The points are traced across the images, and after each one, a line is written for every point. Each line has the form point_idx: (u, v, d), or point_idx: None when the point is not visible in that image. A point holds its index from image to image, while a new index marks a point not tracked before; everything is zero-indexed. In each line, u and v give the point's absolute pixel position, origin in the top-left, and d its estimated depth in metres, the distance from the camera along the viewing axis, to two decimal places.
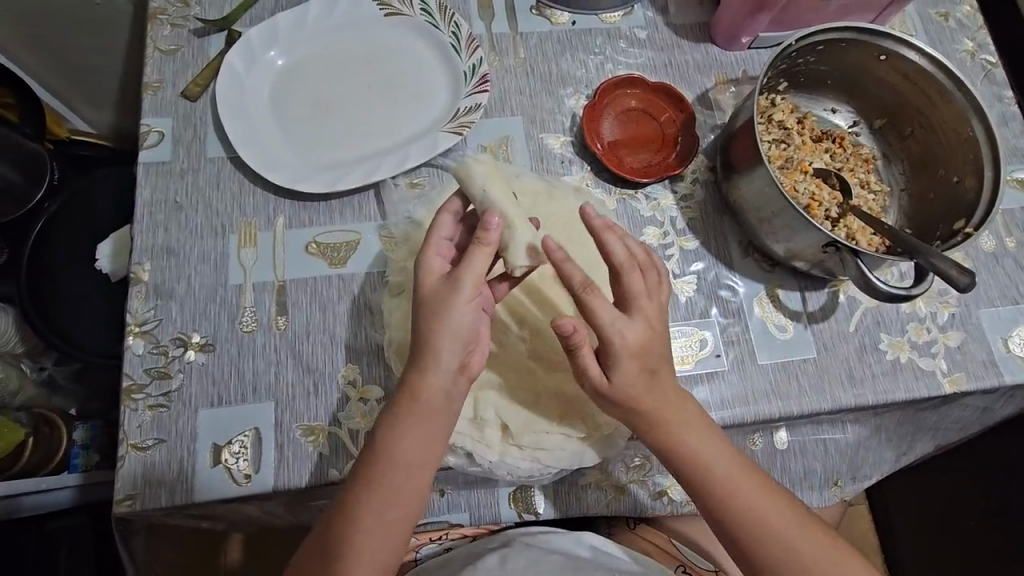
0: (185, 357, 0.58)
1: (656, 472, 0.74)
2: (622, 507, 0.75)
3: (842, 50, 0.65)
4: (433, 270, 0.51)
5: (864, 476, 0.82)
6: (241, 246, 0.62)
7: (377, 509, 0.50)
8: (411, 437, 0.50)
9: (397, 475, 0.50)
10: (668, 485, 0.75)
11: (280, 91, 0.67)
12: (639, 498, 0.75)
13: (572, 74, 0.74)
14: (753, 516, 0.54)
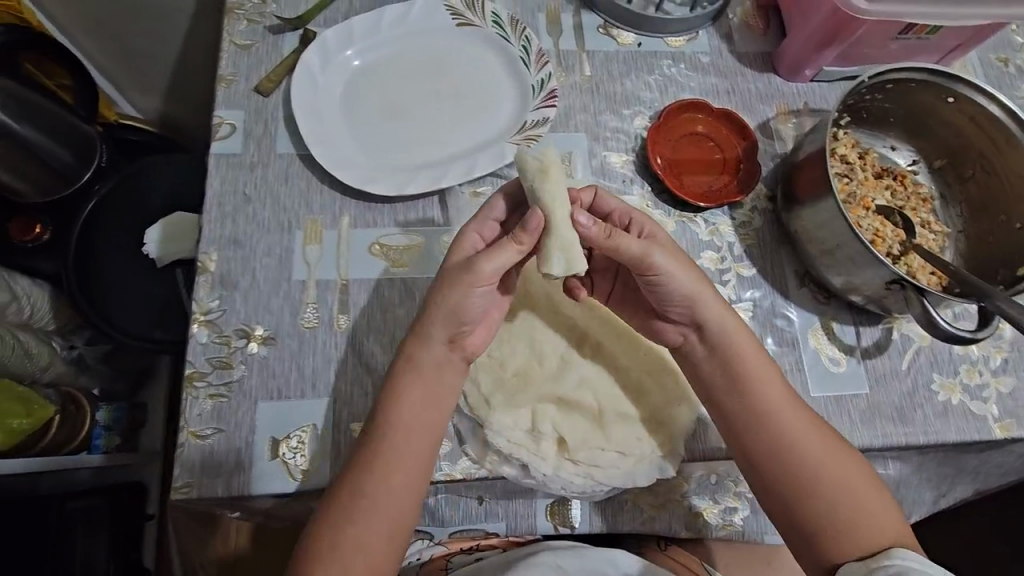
0: (247, 348, 0.58)
1: (692, 494, 0.74)
2: (657, 526, 0.75)
3: (911, 90, 0.66)
4: (464, 251, 0.55)
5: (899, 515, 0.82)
6: (306, 242, 0.63)
7: (389, 471, 0.51)
8: (412, 401, 0.52)
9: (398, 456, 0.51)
10: (705, 507, 0.75)
11: (352, 93, 0.68)
12: (674, 519, 0.75)
13: (636, 94, 0.75)
14: (799, 445, 0.54)
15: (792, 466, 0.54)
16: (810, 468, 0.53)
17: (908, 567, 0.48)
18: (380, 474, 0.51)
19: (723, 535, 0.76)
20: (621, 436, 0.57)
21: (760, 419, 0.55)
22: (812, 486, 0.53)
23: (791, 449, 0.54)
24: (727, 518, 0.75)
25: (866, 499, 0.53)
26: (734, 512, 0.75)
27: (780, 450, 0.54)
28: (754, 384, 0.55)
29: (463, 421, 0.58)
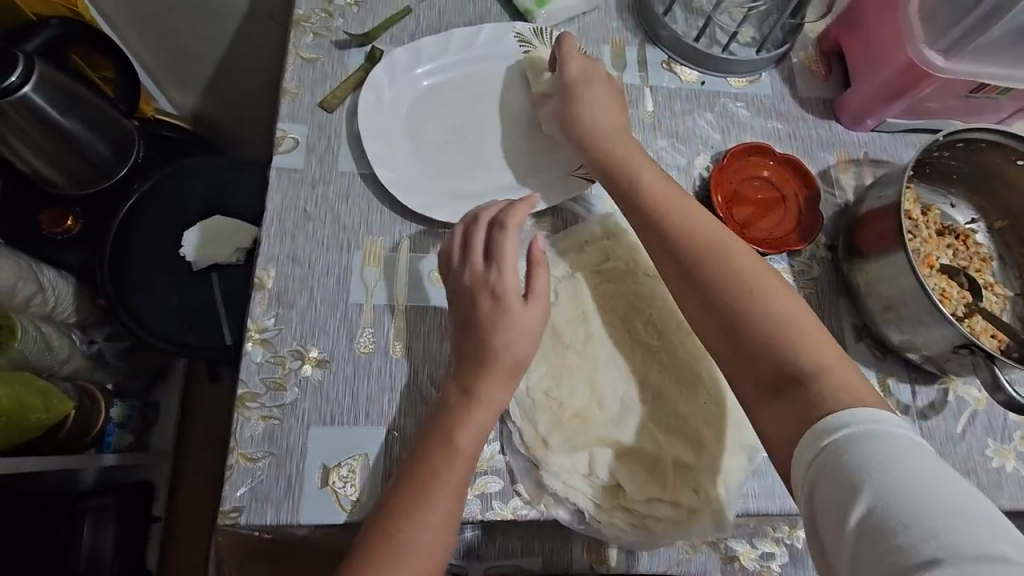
0: (301, 370, 0.57)
1: (730, 538, 0.74)
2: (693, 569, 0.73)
3: (981, 150, 0.66)
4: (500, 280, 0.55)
5: None
6: (365, 264, 0.62)
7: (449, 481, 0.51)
8: (473, 424, 0.53)
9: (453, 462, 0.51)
10: (740, 552, 0.74)
11: (418, 115, 0.67)
12: (710, 560, 0.74)
13: (697, 133, 0.74)
14: (749, 293, 0.51)
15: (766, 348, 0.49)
16: (797, 336, 0.49)
17: (853, 437, 0.43)
18: (437, 478, 0.51)
19: None
20: (679, 486, 0.56)
21: (735, 319, 0.51)
22: (797, 392, 0.48)
23: (769, 323, 0.50)
24: (766, 563, 0.74)
25: (860, 394, 0.46)
26: (773, 559, 0.74)
27: (756, 330, 0.50)
28: (732, 284, 0.52)
29: (517, 459, 0.56)
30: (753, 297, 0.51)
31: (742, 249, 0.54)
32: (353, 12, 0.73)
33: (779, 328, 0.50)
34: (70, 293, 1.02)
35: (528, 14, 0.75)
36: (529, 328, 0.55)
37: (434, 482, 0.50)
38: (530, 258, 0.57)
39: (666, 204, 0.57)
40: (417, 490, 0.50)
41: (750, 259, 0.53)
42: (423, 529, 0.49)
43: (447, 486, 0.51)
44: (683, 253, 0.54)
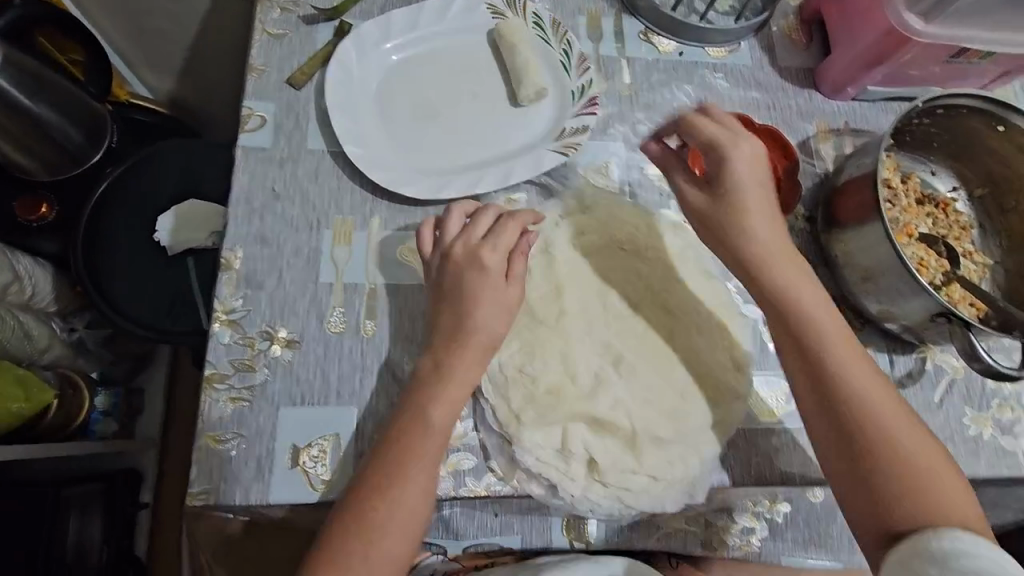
0: (271, 352, 0.56)
1: (710, 514, 0.74)
2: (673, 545, 0.76)
3: (961, 116, 0.64)
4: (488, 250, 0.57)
5: None
6: (335, 243, 0.61)
7: (421, 459, 0.51)
8: (444, 399, 0.52)
9: (426, 440, 0.51)
10: (721, 527, 0.75)
11: (387, 89, 0.66)
12: (689, 538, 0.75)
13: (676, 105, 0.73)
14: (837, 374, 0.53)
15: (882, 419, 0.51)
16: (866, 398, 0.52)
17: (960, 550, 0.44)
18: (413, 454, 0.51)
19: (739, 556, 0.76)
20: (654, 459, 0.55)
21: (859, 380, 0.53)
22: (864, 442, 0.51)
23: (835, 395, 0.52)
24: (746, 539, 0.75)
25: (930, 457, 0.50)
26: (752, 533, 0.75)
27: (854, 390, 0.52)
28: (838, 364, 0.53)
29: (491, 436, 0.56)
30: (834, 351, 0.54)
31: (826, 307, 0.56)
32: None
33: (835, 380, 0.52)
34: (47, 282, 1.00)
35: None
36: (508, 302, 0.56)
37: (410, 463, 0.50)
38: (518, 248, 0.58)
39: (767, 263, 0.57)
40: (392, 469, 0.50)
41: (817, 304, 0.56)
42: (395, 509, 0.49)
43: (423, 467, 0.50)
44: (762, 294, 0.57)
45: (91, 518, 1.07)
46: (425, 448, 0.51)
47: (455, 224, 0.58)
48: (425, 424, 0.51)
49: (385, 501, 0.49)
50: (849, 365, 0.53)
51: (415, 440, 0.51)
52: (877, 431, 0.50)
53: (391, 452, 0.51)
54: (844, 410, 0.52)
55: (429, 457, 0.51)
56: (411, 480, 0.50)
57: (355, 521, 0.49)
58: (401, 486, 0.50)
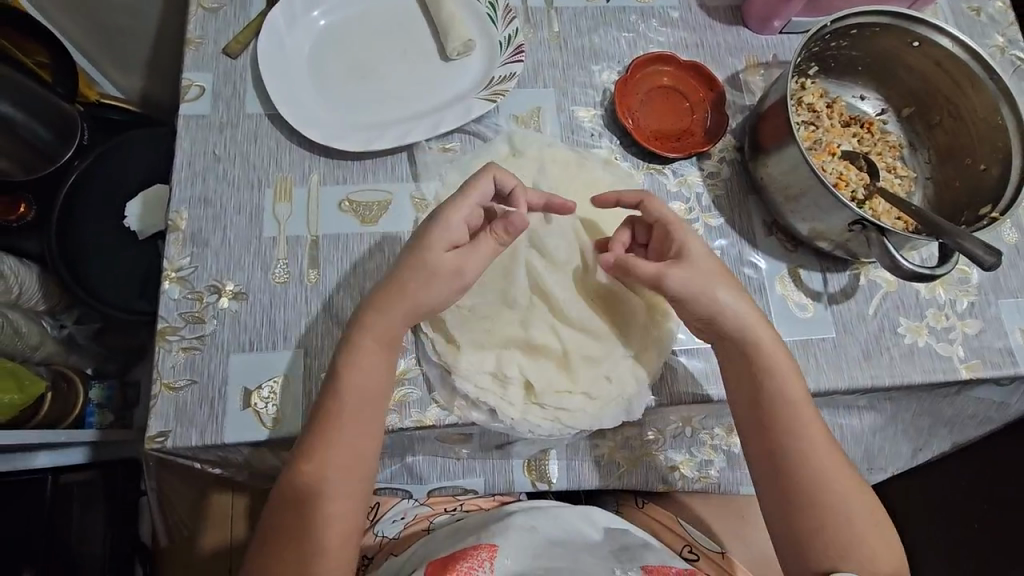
0: (219, 304, 0.59)
1: (668, 448, 0.76)
2: (635, 481, 0.77)
3: (875, 35, 0.67)
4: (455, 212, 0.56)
5: (879, 467, 0.85)
6: (276, 200, 0.63)
7: (347, 427, 0.53)
8: (366, 368, 0.54)
9: (353, 406, 0.53)
10: (681, 461, 0.77)
11: (321, 52, 0.68)
12: (651, 474, 0.77)
13: (605, 50, 0.75)
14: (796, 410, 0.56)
15: (805, 448, 0.56)
16: (799, 418, 0.56)
17: None
18: (340, 422, 0.53)
19: (700, 488, 0.78)
20: (588, 378, 0.58)
21: (788, 410, 0.56)
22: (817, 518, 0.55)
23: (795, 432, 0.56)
24: (704, 471, 0.78)
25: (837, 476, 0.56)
26: (710, 464, 0.77)
27: (786, 413, 0.56)
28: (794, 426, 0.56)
29: (432, 368, 0.58)
30: (781, 379, 0.57)
31: (767, 334, 0.58)
32: None
33: (785, 417, 0.56)
34: (33, 280, 0.96)
35: None
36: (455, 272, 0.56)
37: (340, 430, 0.53)
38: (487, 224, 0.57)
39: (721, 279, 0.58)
40: (323, 437, 0.53)
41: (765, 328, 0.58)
42: (332, 473, 0.53)
43: (354, 432, 0.53)
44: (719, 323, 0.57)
45: (93, 516, 0.96)
46: (355, 414, 0.53)
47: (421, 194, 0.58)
48: (351, 395, 0.53)
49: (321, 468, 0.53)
50: (789, 393, 0.57)
51: (345, 410, 0.53)
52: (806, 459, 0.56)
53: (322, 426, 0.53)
54: (806, 487, 0.56)
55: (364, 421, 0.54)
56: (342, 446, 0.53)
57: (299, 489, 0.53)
58: (332, 454, 0.53)
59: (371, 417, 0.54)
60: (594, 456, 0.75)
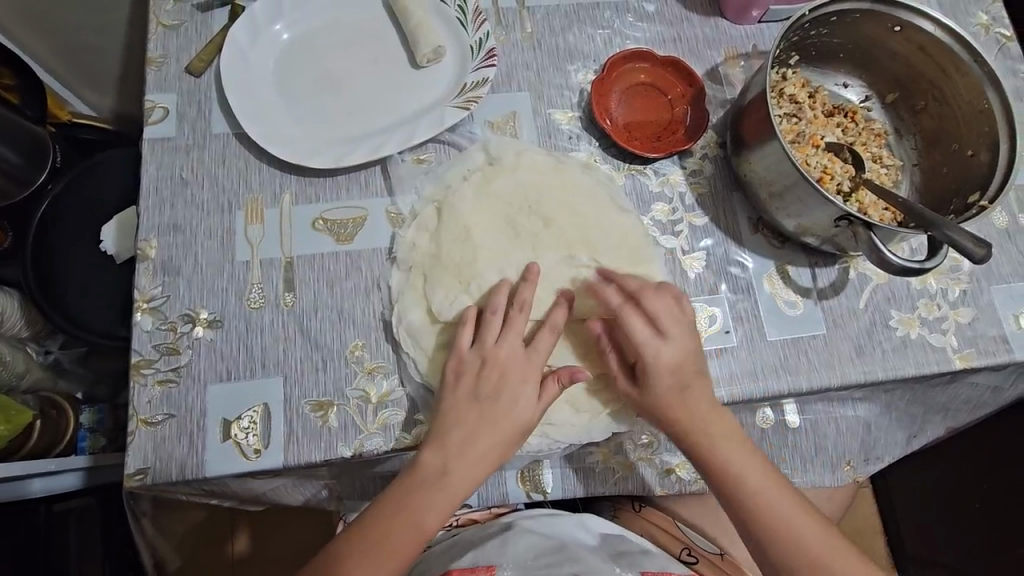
0: (193, 333, 0.58)
1: (663, 451, 0.74)
2: (631, 485, 0.75)
3: (855, 22, 0.65)
4: (514, 338, 0.55)
5: (875, 458, 0.82)
6: (247, 222, 0.62)
7: (460, 446, 0.53)
8: (500, 400, 0.54)
9: (469, 426, 0.53)
10: (677, 463, 0.76)
11: (286, 65, 0.66)
12: (646, 479, 0.75)
13: (579, 49, 0.73)
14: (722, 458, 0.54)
15: (725, 468, 0.54)
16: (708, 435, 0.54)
17: None
18: (461, 453, 0.53)
19: (697, 489, 0.77)
20: (575, 390, 0.57)
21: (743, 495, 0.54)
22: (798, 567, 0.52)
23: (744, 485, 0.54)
24: (700, 473, 0.76)
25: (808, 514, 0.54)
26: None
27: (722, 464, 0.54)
28: (745, 481, 0.54)
29: (415, 389, 0.57)
30: (706, 440, 0.54)
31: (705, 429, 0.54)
32: None
33: (724, 471, 0.54)
34: (15, 310, 0.95)
35: None
36: (541, 355, 0.55)
37: (449, 459, 0.52)
38: (556, 372, 0.55)
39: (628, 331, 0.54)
40: (430, 462, 0.53)
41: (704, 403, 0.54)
42: (442, 492, 0.52)
43: (468, 479, 0.53)
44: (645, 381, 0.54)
45: (90, 543, 0.94)
46: (469, 449, 0.53)
47: (471, 330, 0.56)
48: (455, 426, 0.53)
49: (420, 506, 0.52)
50: (706, 437, 0.54)
51: (442, 443, 0.53)
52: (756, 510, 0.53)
53: (439, 458, 0.52)
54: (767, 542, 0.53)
55: (478, 466, 0.53)
56: (451, 491, 0.52)
57: (395, 513, 0.51)
58: (445, 476, 0.52)
59: (476, 463, 0.53)
60: (589, 465, 0.74)
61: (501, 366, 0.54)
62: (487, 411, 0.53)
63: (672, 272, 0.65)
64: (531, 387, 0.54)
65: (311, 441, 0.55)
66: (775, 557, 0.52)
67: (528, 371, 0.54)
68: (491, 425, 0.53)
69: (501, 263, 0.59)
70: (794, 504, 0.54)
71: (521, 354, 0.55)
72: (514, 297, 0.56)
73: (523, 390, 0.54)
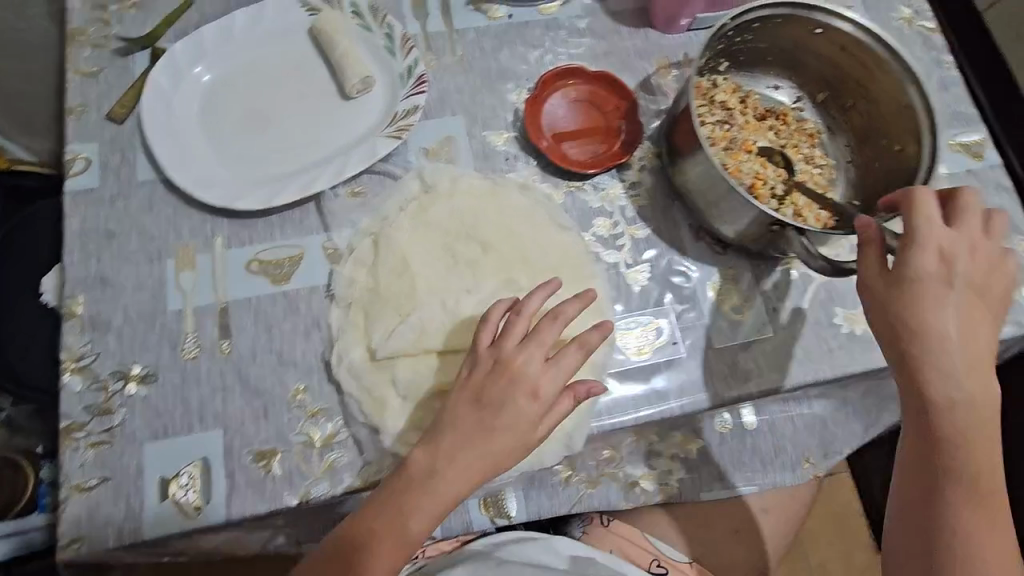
0: (125, 390, 0.56)
1: (627, 462, 0.73)
2: (595, 502, 0.72)
3: (777, 27, 0.66)
4: (536, 345, 0.53)
5: (836, 453, 0.79)
6: (178, 269, 0.60)
7: (453, 452, 0.51)
8: (506, 410, 0.51)
9: (466, 432, 0.51)
10: (641, 475, 0.74)
11: (211, 106, 0.65)
12: (611, 492, 0.72)
13: (512, 69, 0.73)
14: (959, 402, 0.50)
15: (935, 418, 0.50)
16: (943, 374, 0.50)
17: None
18: (456, 459, 0.51)
19: (661, 500, 0.74)
20: None
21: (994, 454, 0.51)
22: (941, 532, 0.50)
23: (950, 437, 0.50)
24: (663, 482, 0.75)
25: (979, 472, 0.50)
26: (670, 474, 0.75)
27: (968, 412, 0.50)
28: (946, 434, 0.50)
29: (360, 429, 0.56)
30: (937, 388, 0.49)
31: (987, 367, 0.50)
32: (130, 17, 0.69)
33: (942, 422, 0.50)
34: None
35: None
36: (554, 365, 0.53)
37: (446, 468, 0.50)
38: (569, 385, 0.54)
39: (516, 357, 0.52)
40: (412, 478, 0.51)
41: (969, 362, 0.49)
42: (431, 503, 0.50)
43: (456, 485, 0.50)
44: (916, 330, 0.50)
45: None
46: (460, 459, 0.50)
47: (494, 330, 0.54)
48: (462, 437, 0.51)
49: (404, 515, 0.50)
50: (954, 382, 0.49)
51: (437, 453, 0.51)
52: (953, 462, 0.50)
53: (429, 463, 0.51)
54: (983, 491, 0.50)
55: (468, 474, 0.51)
56: (434, 500, 0.50)
57: (376, 524, 0.50)
58: (438, 483, 0.50)
59: (472, 471, 0.50)
60: (551, 483, 0.71)
61: (511, 377, 0.52)
62: (487, 417, 0.51)
63: (616, 287, 0.65)
64: (537, 403, 0.52)
65: (254, 492, 0.54)
66: (967, 518, 0.50)
67: (538, 386, 0.52)
68: (486, 442, 0.51)
69: (441, 292, 0.58)
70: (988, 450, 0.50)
71: (536, 369, 0.52)
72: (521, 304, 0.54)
73: (528, 406, 0.52)
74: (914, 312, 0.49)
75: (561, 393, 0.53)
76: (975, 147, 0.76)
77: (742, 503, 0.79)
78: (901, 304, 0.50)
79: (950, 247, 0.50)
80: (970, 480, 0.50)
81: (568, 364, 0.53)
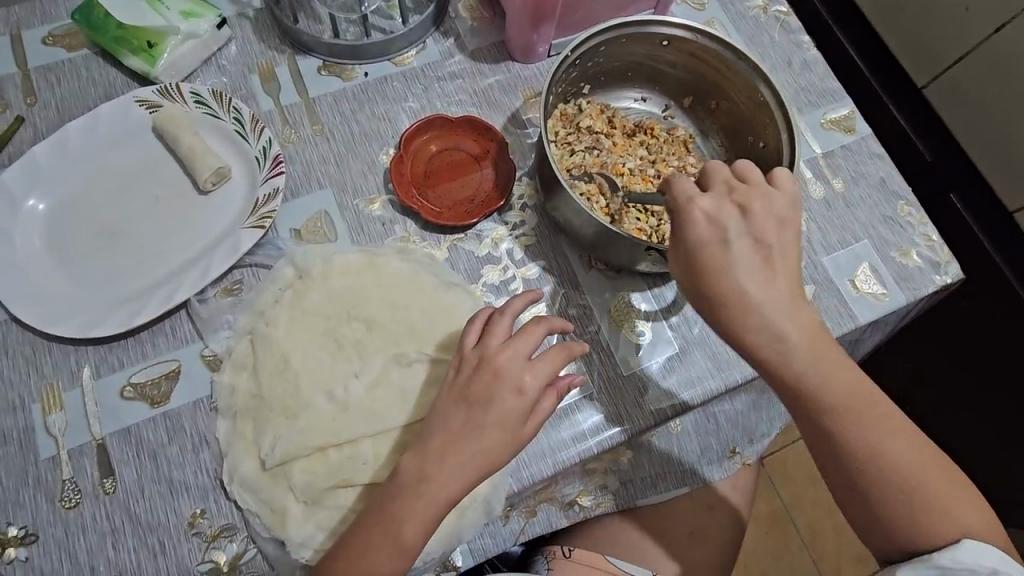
0: (5, 558, 0.52)
1: (561, 486, 0.70)
2: (538, 528, 0.70)
3: (625, 46, 0.66)
4: (517, 342, 0.52)
5: (761, 435, 0.80)
6: (45, 412, 0.56)
7: (442, 451, 0.49)
8: (494, 408, 0.50)
9: (459, 429, 0.50)
10: (578, 492, 0.72)
11: (58, 229, 0.62)
12: (551, 513, 0.70)
13: (375, 128, 0.71)
14: (797, 360, 0.51)
15: (785, 377, 0.51)
16: (773, 343, 0.51)
17: None
18: (449, 454, 0.49)
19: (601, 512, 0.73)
20: None
21: (856, 385, 0.52)
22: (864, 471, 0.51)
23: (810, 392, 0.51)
24: (600, 496, 0.73)
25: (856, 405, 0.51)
26: (605, 488, 0.73)
27: (809, 365, 0.51)
28: (809, 391, 0.51)
29: (266, 544, 0.54)
30: (774, 353, 0.51)
31: (798, 300, 0.52)
32: None
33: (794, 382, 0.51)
34: None
35: (147, 75, 0.69)
36: (536, 364, 0.51)
37: (439, 465, 0.49)
38: (554, 382, 0.53)
39: (495, 358, 0.51)
40: (397, 497, 0.49)
41: (793, 311, 0.51)
42: (427, 506, 0.49)
43: (450, 483, 0.49)
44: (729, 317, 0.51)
45: None
46: (450, 456, 0.49)
47: (476, 333, 0.54)
48: (454, 434, 0.50)
49: (393, 520, 0.48)
50: (780, 345, 0.51)
51: (430, 452, 0.50)
52: (830, 414, 0.51)
53: (419, 465, 0.49)
54: (869, 421, 0.51)
55: (460, 472, 0.49)
56: (430, 500, 0.49)
57: (371, 533, 0.49)
58: (433, 482, 0.49)
59: (459, 469, 0.49)
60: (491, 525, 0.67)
61: (492, 374, 0.51)
62: (475, 415, 0.50)
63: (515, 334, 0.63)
64: (523, 400, 0.51)
65: None
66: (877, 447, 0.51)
67: (522, 380, 0.51)
68: (478, 435, 0.50)
69: (329, 382, 0.56)
70: (849, 382, 0.52)
71: (522, 366, 0.51)
72: (501, 310, 0.55)
73: (514, 400, 0.50)
74: (713, 273, 0.51)
75: (544, 390, 0.52)
76: (845, 121, 0.77)
77: (689, 505, 0.80)
78: (704, 283, 0.51)
79: (713, 208, 0.51)
80: (852, 417, 0.51)
81: (553, 363, 0.52)
